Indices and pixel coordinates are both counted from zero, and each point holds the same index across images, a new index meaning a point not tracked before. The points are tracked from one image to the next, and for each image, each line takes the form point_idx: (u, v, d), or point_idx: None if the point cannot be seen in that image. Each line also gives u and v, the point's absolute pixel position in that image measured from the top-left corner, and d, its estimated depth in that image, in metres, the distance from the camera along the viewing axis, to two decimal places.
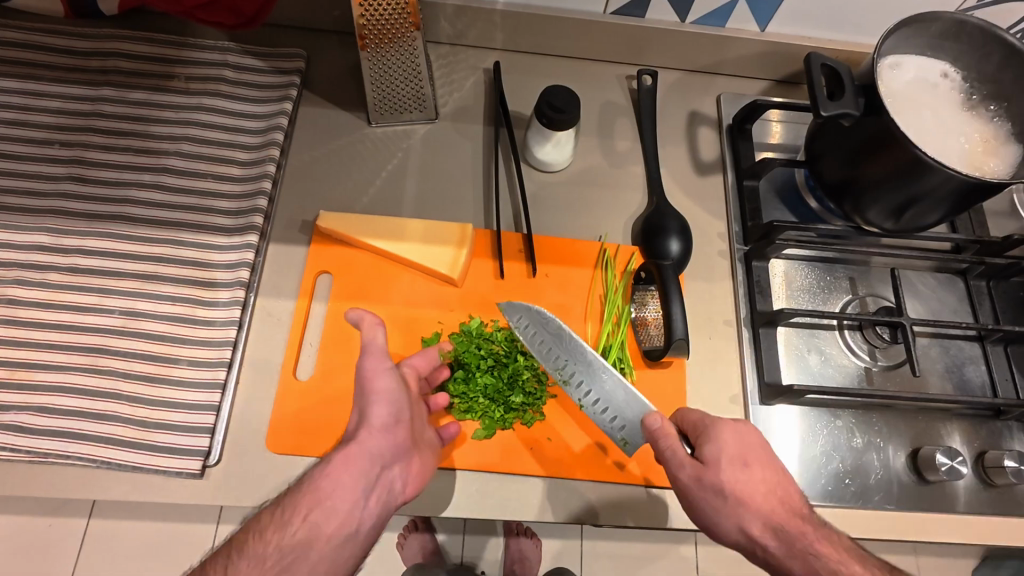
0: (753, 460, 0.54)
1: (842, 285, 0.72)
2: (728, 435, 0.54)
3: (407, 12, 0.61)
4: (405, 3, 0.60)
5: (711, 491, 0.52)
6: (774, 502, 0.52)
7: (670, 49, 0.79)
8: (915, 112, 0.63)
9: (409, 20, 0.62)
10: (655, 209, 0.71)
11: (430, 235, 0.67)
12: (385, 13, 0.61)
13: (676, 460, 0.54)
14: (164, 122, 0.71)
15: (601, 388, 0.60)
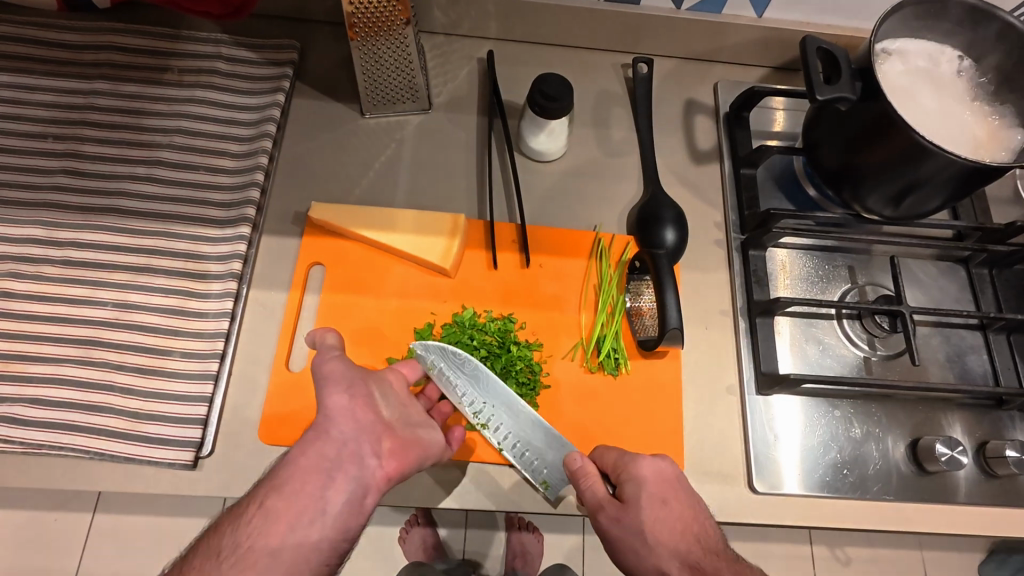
0: (670, 495, 0.52)
1: (841, 274, 0.71)
2: (651, 473, 0.52)
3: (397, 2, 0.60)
4: None
5: (627, 527, 0.50)
6: (689, 540, 0.50)
7: (666, 37, 0.78)
8: (917, 98, 0.61)
9: (399, 10, 0.61)
10: (650, 199, 0.70)
11: (422, 225, 0.66)
12: (374, 1, 0.60)
13: (594, 499, 0.53)
14: (157, 115, 0.71)
15: (511, 425, 0.60)
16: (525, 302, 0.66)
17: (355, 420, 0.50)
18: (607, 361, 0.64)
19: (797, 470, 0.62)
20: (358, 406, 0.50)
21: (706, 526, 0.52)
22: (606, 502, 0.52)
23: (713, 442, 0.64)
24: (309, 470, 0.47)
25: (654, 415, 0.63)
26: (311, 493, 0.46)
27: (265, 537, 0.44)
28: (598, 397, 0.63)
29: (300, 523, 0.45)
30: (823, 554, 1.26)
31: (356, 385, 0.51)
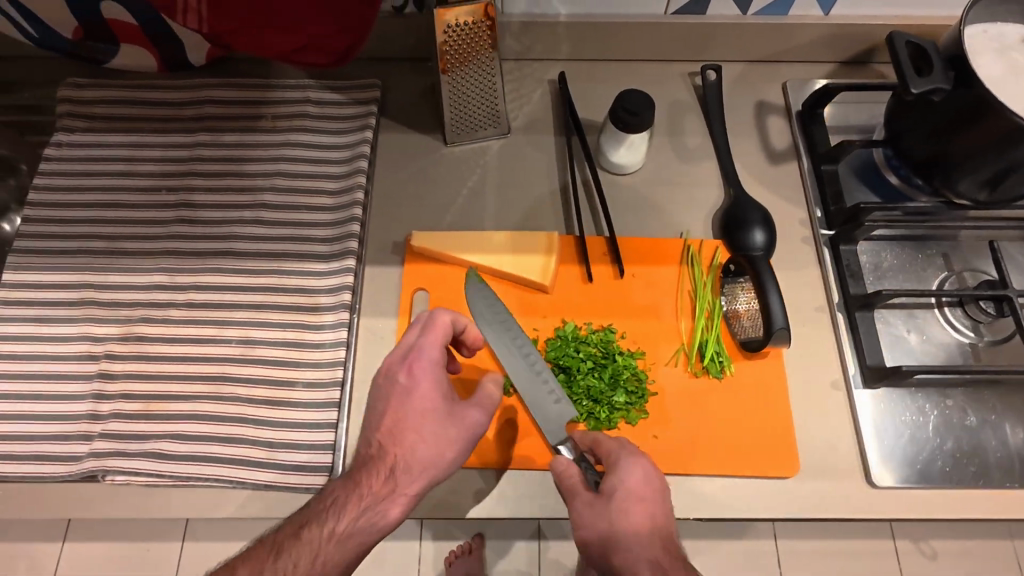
0: (650, 496, 0.51)
1: (936, 262, 0.71)
2: (638, 474, 0.52)
3: (486, 31, 0.63)
4: (486, 22, 0.63)
5: (590, 525, 0.51)
6: (655, 544, 0.49)
7: (733, 42, 0.79)
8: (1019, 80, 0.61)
9: (488, 37, 0.64)
10: (735, 202, 0.72)
11: (518, 245, 0.68)
12: (467, 36, 0.63)
13: (572, 485, 0.53)
14: (256, 160, 0.76)
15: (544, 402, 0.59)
16: (622, 312, 0.68)
17: (420, 432, 0.54)
18: (711, 365, 0.65)
19: (913, 462, 0.62)
20: (423, 421, 0.55)
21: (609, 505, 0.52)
22: (580, 498, 0.52)
23: (823, 438, 0.64)
24: (360, 483, 0.53)
25: (762, 415, 0.64)
26: (356, 505, 0.52)
27: (315, 538, 0.50)
28: (705, 401, 0.64)
29: (357, 497, 0.52)
30: (912, 546, 1.23)
31: (415, 405, 0.55)
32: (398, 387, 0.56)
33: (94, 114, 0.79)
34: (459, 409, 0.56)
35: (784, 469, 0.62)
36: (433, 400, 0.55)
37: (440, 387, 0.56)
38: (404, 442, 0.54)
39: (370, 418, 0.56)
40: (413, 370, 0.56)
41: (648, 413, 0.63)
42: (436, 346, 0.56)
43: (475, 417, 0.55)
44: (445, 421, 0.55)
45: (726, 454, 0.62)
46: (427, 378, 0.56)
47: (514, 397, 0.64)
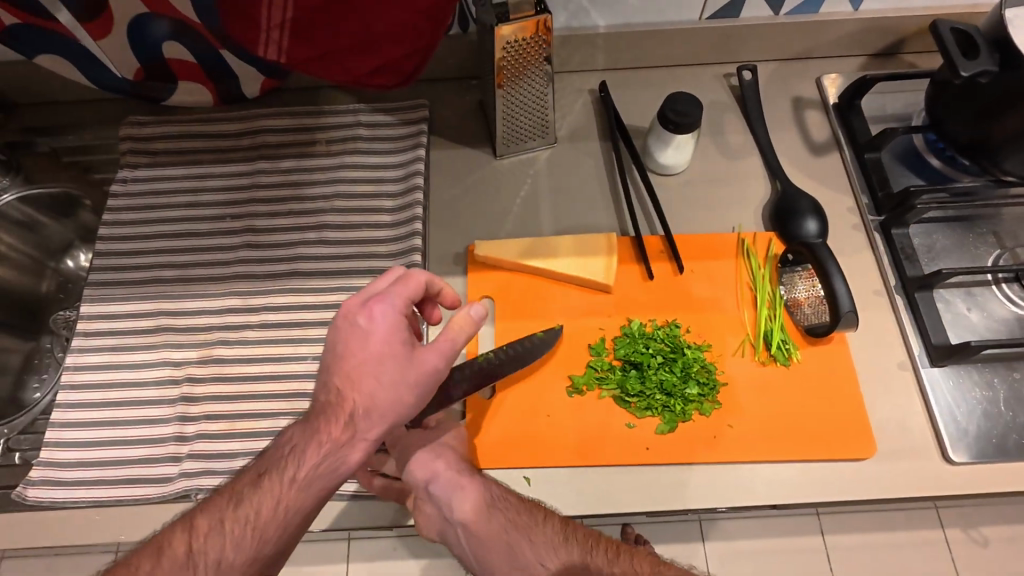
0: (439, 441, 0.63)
1: (988, 241, 0.72)
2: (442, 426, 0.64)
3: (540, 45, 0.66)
4: (541, 37, 0.65)
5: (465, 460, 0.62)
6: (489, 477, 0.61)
7: (766, 42, 0.82)
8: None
9: (542, 51, 0.67)
10: (785, 194, 0.74)
11: (579, 247, 0.70)
12: (523, 51, 0.66)
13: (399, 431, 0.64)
14: (314, 184, 0.79)
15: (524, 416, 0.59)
16: (684, 306, 0.69)
17: (377, 377, 0.50)
18: (779, 353, 0.66)
19: (989, 436, 0.63)
20: (381, 367, 0.50)
21: (545, 532, 0.57)
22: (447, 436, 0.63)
23: (896, 418, 0.65)
24: (317, 428, 0.51)
25: (834, 399, 0.65)
26: (316, 451, 0.51)
27: (281, 485, 0.50)
28: (776, 388, 0.65)
29: (318, 443, 0.51)
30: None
31: (370, 348, 0.51)
32: (356, 328, 0.51)
33: (154, 150, 0.82)
34: (417, 351, 0.52)
35: (861, 451, 0.63)
36: (388, 342, 0.51)
37: (400, 327, 0.52)
38: (359, 387, 0.50)
39: (331, 357, 0.52)
40: (374, 311, 0.52)
41: (721, 403, 0.65)
42: (402, 295, 0.53)
43: (430, 359, 0.52)
44: (408, 364, 0.51)
45: (802, 439, 0.63)
46: (384, 318, 0.51)
47: (588, 396, 0.65)
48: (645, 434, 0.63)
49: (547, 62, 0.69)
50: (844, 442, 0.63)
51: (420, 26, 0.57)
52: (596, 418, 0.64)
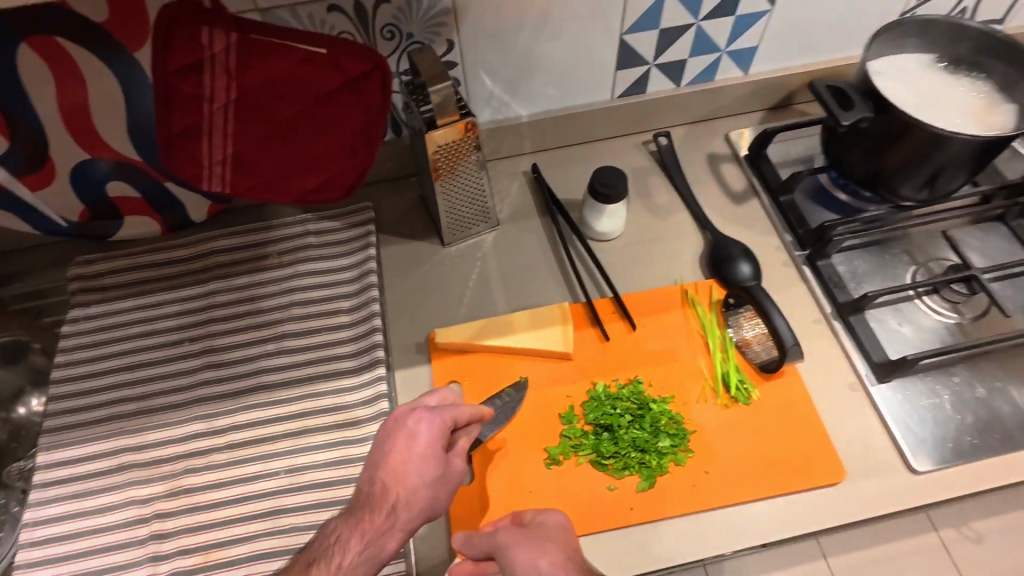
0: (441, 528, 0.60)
1: (902, 259, 0.79)
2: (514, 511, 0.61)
3: (470, 143, 0.72)
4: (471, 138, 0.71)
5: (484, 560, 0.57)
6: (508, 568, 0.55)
7: (673, 110, 0.90)
8: (926, 88, 0.73)
9: (472, 147, 0.72)
10: (716, 243, 0.79)
11: (535, 320, 0.73)
12: (456, 150, 0.71)
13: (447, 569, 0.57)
14: (269, 296, 0.80)
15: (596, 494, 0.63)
16: (644, 362, 0.72)
17: (421, 477, 0.58)
18: (739, 393, 0.69)
19: (945, 440, 0.66)
20: (423, 469, 0.58)
21: None
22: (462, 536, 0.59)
23: (858, 439, 0.68)
24: (360, 518, 0.58)
25: (799, 429, 0.68)
26: (358, 538, 0.57)
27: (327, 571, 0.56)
28: (743, 428, 0.68)
29: (360, 531, 0.57)
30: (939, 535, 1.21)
31: (417, 453, 0.59)
32: (404, 432, 0.60)
33: (104, 286, 0.82)
34: (448, 458, 0.61)
35: (831, 475, 0.65)
36: (430, 446, 0.59)
37: (440, 436, 0.60)
38: (403, 484, 0.58)
39: (374, 456, 0.60)
40: (422, 418, 0.60)
41: (694, 451, 0.66)
42: (452, 411, 0.61)
43: (457, 465, 0.61)
44: (443, 469, 0.60)
45: (777, 474, 0.65)
46: (429, 426, 0.60)
47: (566, 465, 0.66)
48: (627, 494, 0.64)
49: (478, 154, 0.74)
50: (814, 470, 0.65)
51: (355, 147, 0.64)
52: (577, 485, 0.65)
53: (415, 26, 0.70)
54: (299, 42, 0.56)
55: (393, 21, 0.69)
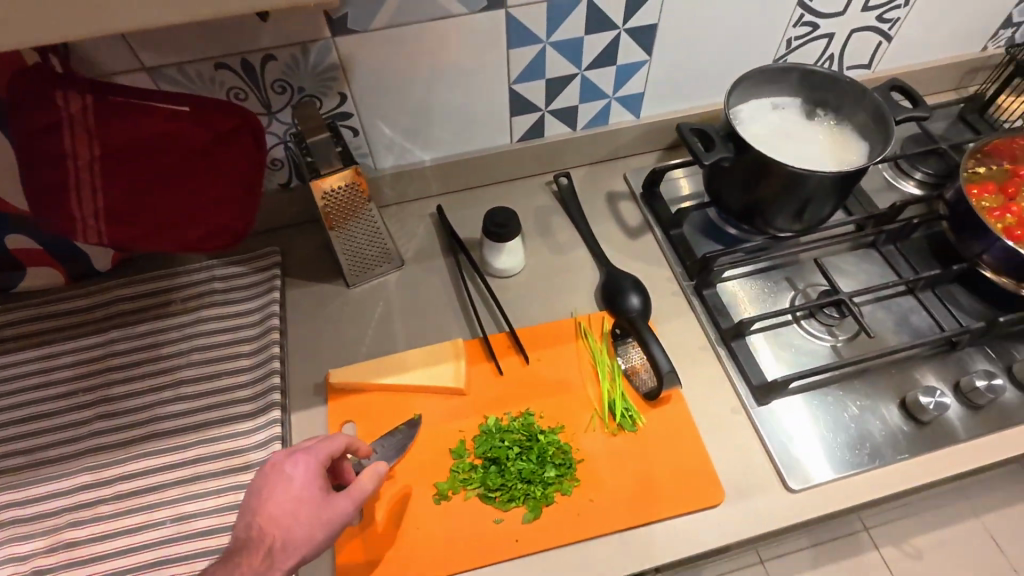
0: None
1: (783, 285, 0.83)
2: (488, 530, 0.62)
3: (360, 191, 0.74)
4: (359, 187, 0.74)
5: None
6: None
7: (573, 152, 0.95)
8: (786, 130, 0.79)
9: (362, 196, 0.75)
10: (608, 277, 0.83)
11: (428, 357, 0.74)
12: (346, 199, 0.74)
13: None
14: (171, 342, 0.80)
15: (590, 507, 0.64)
16: (536, 394, 0.74)
17: (298, 515, 0.58)
18: (624, 421, 0.71)
19: (819, 458, 0.69)
20: (301, 507, 0.59)
21: None
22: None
23: (739, 461, 0.70)
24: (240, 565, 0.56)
25: (683, 453, 0.70)
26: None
27: None
28: (629, 455, 0.70)
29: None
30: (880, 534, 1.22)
31: (293, 491, 0.59)
32: (281, 476, 0.60)
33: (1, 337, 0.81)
34: (332, 498, 0.60)
35: (711, 498, 0.67)
36: (306, 486, 0.60)
37: (317, 476, 0.61)
38: (281, 524, 0.58)
39: (252, 504, 0.60)
40: (298, 460, 0.61)
41: (580, 479, 0.68)
42: (328, 447, 0.63)
43: (343, 505, 0.60)
44: (324, 508, 0.59)
45: (660, 499, 0.67)
46: (304, 466, 0.61)
47: (454, 499, 0.67)
48: (514, 526, 0.65)
49: (370, 201, 0.77)
50: (695, 493, 0.67)
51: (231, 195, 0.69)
52: (465, 520, 0.65)
53: (305, 80, 0.73)
54: (156, 102, 0.63)
55: (283, 77, 0.72)
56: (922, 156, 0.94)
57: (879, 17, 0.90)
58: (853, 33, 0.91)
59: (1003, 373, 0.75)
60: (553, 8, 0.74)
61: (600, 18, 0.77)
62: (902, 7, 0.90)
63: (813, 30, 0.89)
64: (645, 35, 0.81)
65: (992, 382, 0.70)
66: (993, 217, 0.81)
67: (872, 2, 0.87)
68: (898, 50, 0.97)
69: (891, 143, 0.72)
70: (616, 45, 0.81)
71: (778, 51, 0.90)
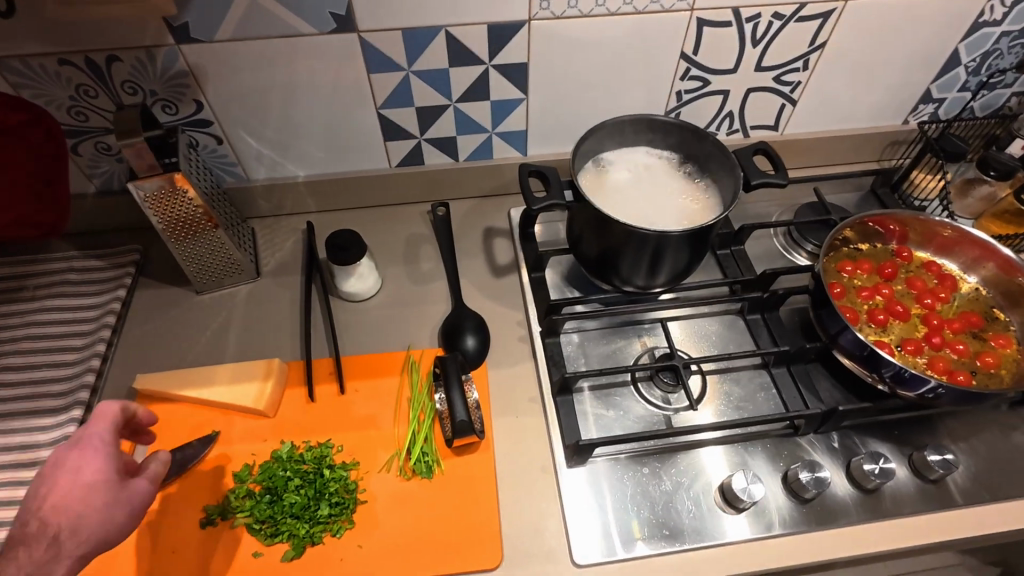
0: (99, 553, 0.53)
1: (632, 345, 0.80)
2: None
3: (199, 210, 0.75)
4: (197, 205, 0.74)
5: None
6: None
7: (456, 184, 0.93)
8: (645, 183, 0.77)
9: (203, 216, 0.76)
10: (453, 313, 0.80)
11: (238, 374, 0.72)
12: (182, 215, 0.75)
13: None
14: (7, 328, 0.77)
15: (485, 520, 0.65)
16: (341, 426, 0.71)
17: (86, 499, 0.52)
18: (420, 466, 0.67)
19: (611, 534, 0.64)
20: (94, 491, 0.53)
21: None
22: None
23: (529, 523, 0.66)
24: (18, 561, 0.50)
25: (472, 508, 0.66)
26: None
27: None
28: (415, 502, 0.66)
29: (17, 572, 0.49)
30: None
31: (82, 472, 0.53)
32: (67, 462, 0.54)
33: None
34: (127, 481, 0.55)
35: (486, 560, 0.62)
36: (103, 471, 0.54)
37: (111, 459, 0.55)
38: (69, 511, 0.51)
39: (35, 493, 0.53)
40: (83, 447, 0.55)
41: (355, 522, 0.64)
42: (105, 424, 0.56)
43: (140, 487, 0.56)
44: (119, 488, 0.54)
45: (433, 554, 0.63)
46: (98, 452, 0.55)
47: (220, 526, 0.64)
48: (270, 563, 0.62)
49: (213, 226, 0.78)
50: (474, 552, 0.63)
51: (39, 190, 0.72)
52: (223, 549, 0.62)
53: (154, 84, 0.74)
54: None
55: (132, 78, 0.73)
56: (814, 227, 0.88)
57: (777, 78, 0.87)
58: (750, 92, 0.88)
59: (840, 467, 0.69)
60: (408, 38, 0.74)
61: (464, 53, 0.77)
62: (800, 70, 0.86)
63: (702, 85, 0.86)
64: (515, 73, 0.80)
65: (816, 476, 0.65)
66: (861, 298, 0.75)
67: (766, 62, 0.84)
68: (805, 113, 0.93)
69: (736, 197, 0.70)
70: (486, 80, 0.80)
71: (668, 102, 0.88)
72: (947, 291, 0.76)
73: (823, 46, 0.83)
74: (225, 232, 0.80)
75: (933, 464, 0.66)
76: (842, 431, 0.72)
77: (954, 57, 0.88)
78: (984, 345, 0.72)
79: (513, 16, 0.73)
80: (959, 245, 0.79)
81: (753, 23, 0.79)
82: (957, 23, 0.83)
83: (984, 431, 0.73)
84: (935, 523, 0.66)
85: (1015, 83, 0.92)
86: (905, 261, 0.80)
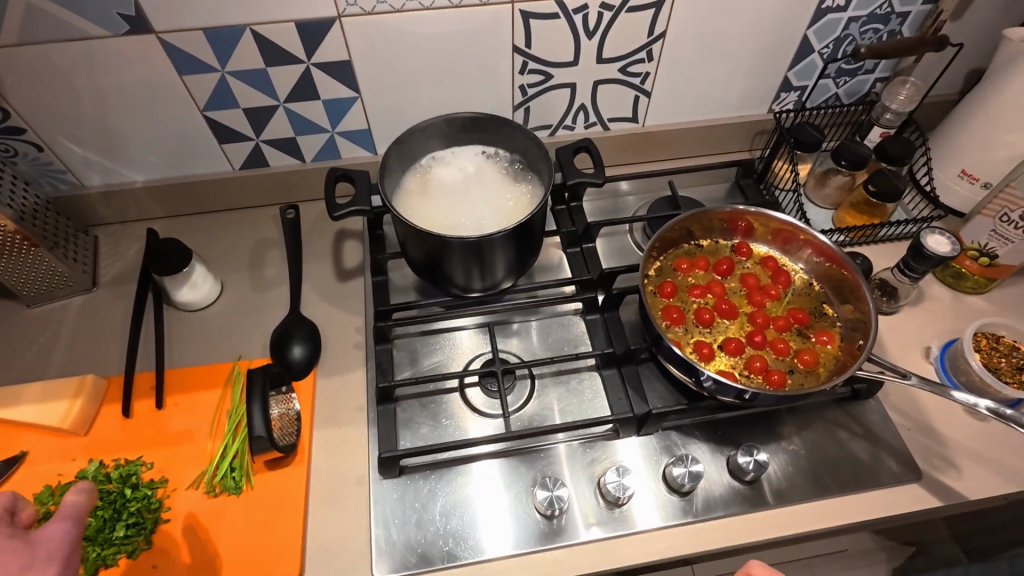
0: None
1: (468, 349, 0.79)
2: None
3: (9, 230, 0.72)
4: (5, 225, 0.72)
5: None
6: None
7: (307, 185, 0.91)
8: (474, 184, 0.76)
9: (15, 235, 0.73)
10: (285, 321, 0.78)
11: (47, 393, 0.70)
12: None
13: None
14: None
15: (288, 535, 0.64)
16: (154, 442, 0.70)
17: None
18: (227, 481, 0.66)
19: (413, 546, 0.64)
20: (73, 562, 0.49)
21: None
22: None
23: (335, 537, 0.65)
24: None
25: (279, 523, 0.65)
26: None
27: None
28: (219, 519, 0.65)
29: None
30: None
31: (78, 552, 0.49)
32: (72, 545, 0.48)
33: None
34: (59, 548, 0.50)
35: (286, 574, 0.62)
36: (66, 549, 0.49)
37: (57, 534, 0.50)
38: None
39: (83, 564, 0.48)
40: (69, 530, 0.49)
41: (154, 543, 0.63)
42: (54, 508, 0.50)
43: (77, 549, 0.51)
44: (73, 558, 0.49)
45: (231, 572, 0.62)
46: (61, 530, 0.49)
47: None
48: None
49: (29, 243, 0.75)
50: (274, 567, 0.62)
51: None
52: None
53: None
54: None
55: None
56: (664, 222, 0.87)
57: (623, 69, 0.84)
58: (598, 84, 0.86)
59: (657, 470, 0.69)
60: (212, 38, 0.71)
61: (277, 52, 0.73)
62: (646, 61, 0.84)
63: (545, 79, 0.84)
64: (340, 71, 0.77)
65: (619, 481, 0.65)
66: (691, 296, 0.74)
67: (606, 54, 0.82)
68: (664, 104, 0.91)
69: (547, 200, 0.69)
70: (310, 79, 0.77)
71: (513, 97, 0.85)
72: (778, 287, 0.76)
73: (663, 35, 0.81)
74: (45, 248, 0.77)
75: (745, 466, 0.66)
76: (664, 433, 0.72)
77: (805, 44, 0.85)
78: (806, 343, 0.72)
79: (319, 13, 0.70)
80: (794, 241, 0.78)
81: (582, 14, 0.76)
82: (801, 10, 0.81)
83: (809, 428, 0.72)
84: (744, 524, 0.66)
85: (875, 69, 0.90)
86: (743, 256, 0.79)
